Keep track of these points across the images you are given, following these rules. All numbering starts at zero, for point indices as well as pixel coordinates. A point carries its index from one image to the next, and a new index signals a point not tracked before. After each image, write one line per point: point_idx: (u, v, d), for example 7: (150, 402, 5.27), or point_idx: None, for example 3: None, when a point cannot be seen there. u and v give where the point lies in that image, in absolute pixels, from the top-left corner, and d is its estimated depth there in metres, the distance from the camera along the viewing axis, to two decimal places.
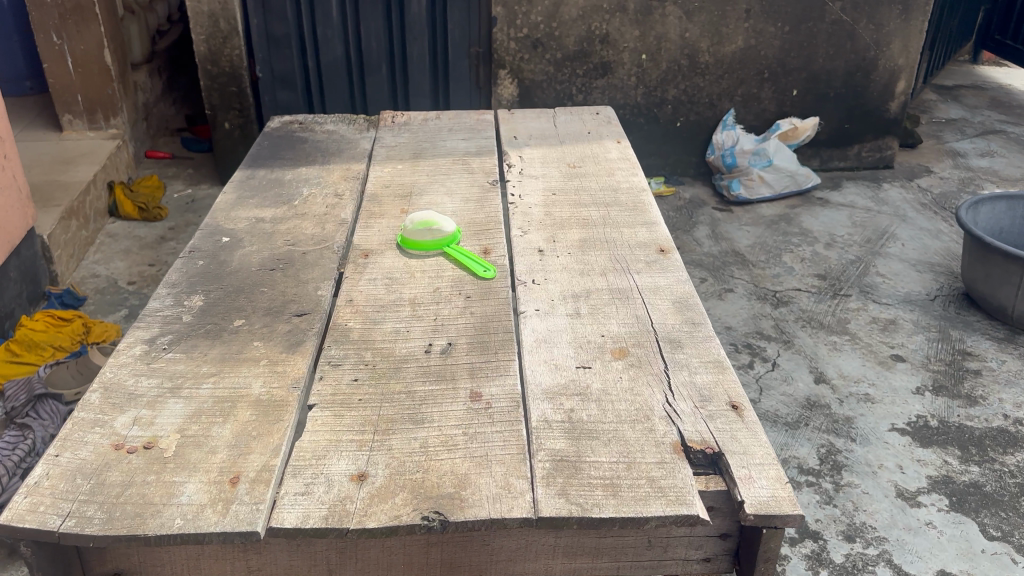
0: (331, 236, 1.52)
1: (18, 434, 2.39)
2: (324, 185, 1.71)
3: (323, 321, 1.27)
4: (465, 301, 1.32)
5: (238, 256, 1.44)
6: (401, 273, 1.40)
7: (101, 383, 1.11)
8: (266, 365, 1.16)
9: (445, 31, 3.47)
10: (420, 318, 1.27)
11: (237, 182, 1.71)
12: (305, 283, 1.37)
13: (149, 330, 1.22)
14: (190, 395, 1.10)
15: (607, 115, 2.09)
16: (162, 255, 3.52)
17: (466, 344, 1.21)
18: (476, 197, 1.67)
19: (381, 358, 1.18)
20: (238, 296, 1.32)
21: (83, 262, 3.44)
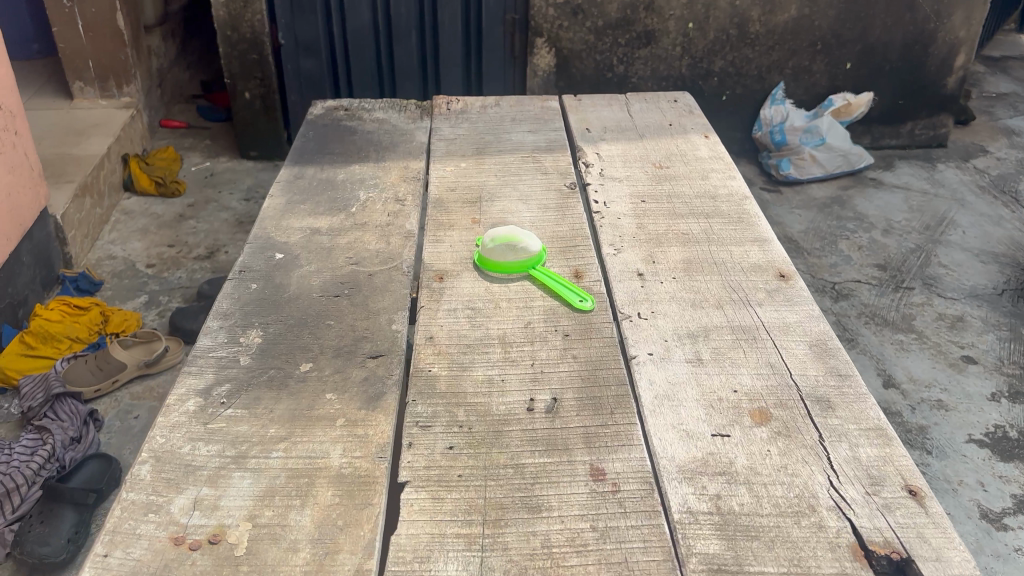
0: (398, 253, 1.33)
1: (35, 438, 2.23)
2: (382, 188, 1.52)
3: (402, 365, 1.09)
4: (563, 341, 1.13)
5: (296, 277, 1.26)
6: (484, 301, 1.22)
7: (152, 452, 0.94)
8: (343, 427, 0.98)
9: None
10: (515, 364, 1.09)
11: (284, 183, 1.53)
12: (376, 314, 1.18)
13: (202, 378, 1.05)
14: (259, 468, 0.92)
15: (686, 103, 1.91)
16: (182, 234, 3.33)
17: (574, 401, 1.02)
18: (556, 204, 1.48)
19: (476, 417, 1.00)
20: (301, 332, 1.14)
21: (99, 241, 3.26)
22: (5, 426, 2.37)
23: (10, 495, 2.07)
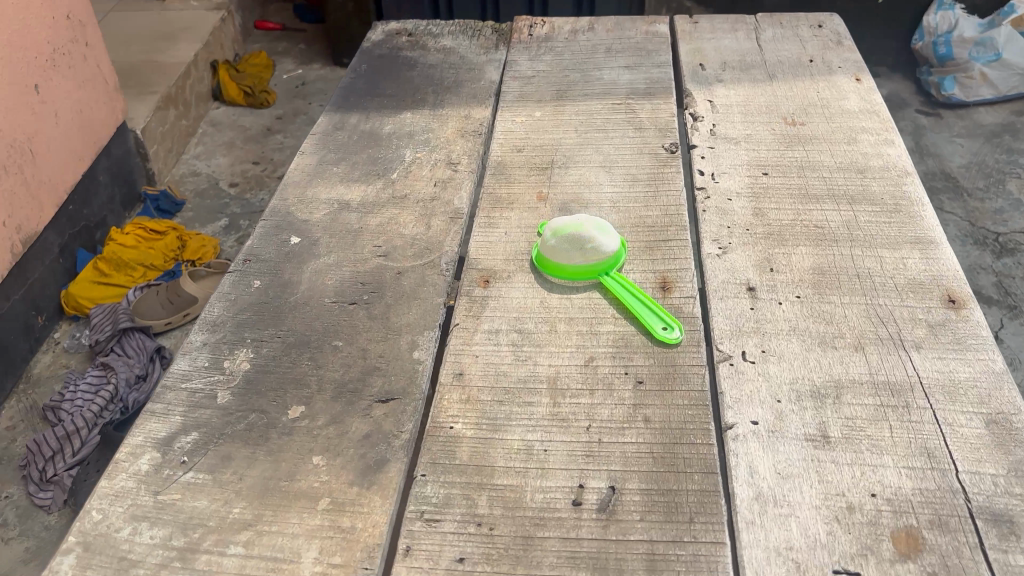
0: (439, 242, 1.05)
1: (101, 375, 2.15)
2: (433, 146, 1.25)
3: (418, 417, 0.83)
4: (635, 394, 0.84)
5: (309, 272, 1.01)
6: (537, 322, 0.93)
7: (81, 536, 0.72)
8: (325, 515, 0.74)
9: None
10: (565, 426, 0.81)
11: (319, 137, 1.28)
12: (397, 334, 0.92)
13: (166, 423, 0.82)
14: (209, 571, 0.70)
15: (833, 29, 1.51)
16: (267, 150, 3.16)
17: (640, 498, 0.74)
18: (648, 176, 1.16)
19: (501, 511, 0.74)
20: (300, 356, 0.90)
21: (184, 156, 3.12)
22: (75, 357, 2.30)
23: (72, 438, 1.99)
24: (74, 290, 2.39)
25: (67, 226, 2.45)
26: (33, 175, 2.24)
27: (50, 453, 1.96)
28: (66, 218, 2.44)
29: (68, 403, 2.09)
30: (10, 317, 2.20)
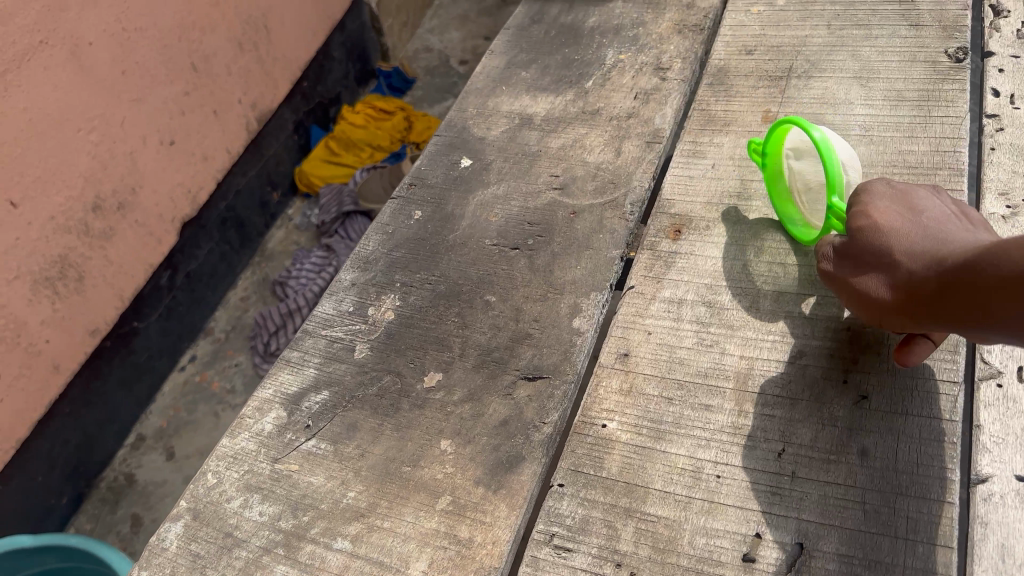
0: (629, 173, 0.87)
1: (323, 256, 2.26)
2: (641, 45, 1.04)
3: (565, 407, 0.69)
4: (852, 414, 0.63)
5: (474, 205, 0.88)
6: (735, 294, 0.73)
7: (194, 501, 0.67)
8: (442, 519, 0.63)
9: None
10: (749, 448, 0.63)
11: (514, 32, 1.11)
12: (558, 294, 0.77)
13: (299, 374, 0.75)
14: (311, 566, 0.62)
15: None
16: (500, 24, 3.01)
17: (836, 568, 0.56)
18: (917, 93, 0.88)
19: (649, 554, 0.59)
20: (449, 308, 0.78)
21: (419, 29, 3.06)
22: (304, 235, 2.42)
23: (294, 315, 2.12)
24: (307, 169, 2.48)
25: (301, 103, 2.50)
26: (268, 52, 2.28)
27: (274, 327, 2.11)
28: (301, 95, 2.49)
29: (294, 280, 2.21)
30: (246, 192, 2.32)
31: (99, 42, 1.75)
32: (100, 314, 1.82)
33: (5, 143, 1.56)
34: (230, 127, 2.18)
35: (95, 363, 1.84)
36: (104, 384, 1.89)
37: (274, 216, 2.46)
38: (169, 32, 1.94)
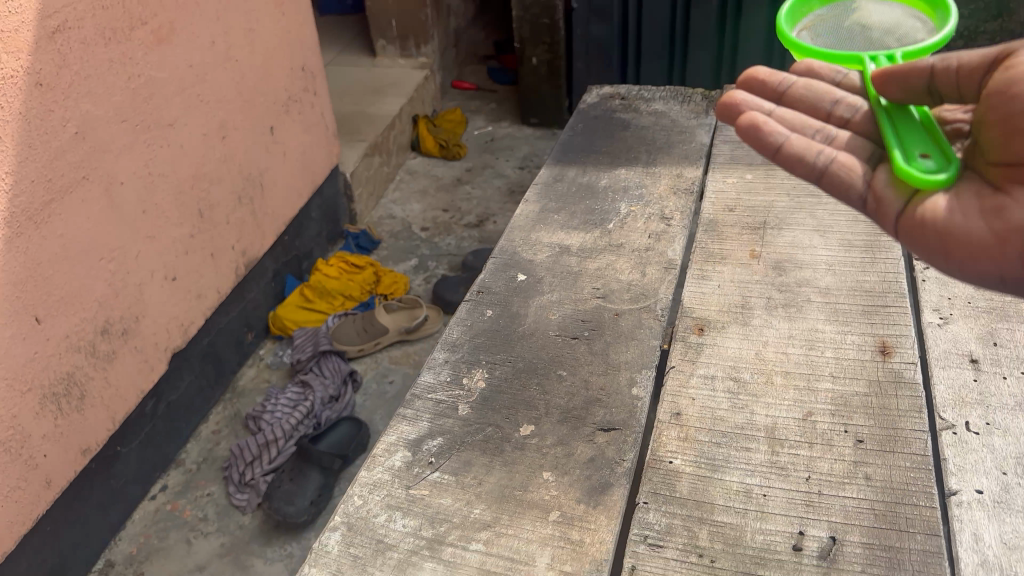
0: (655, 289, 1.11)
1: (299, 392, 2.37)
2: (647, 200, 1.32)
3: (637, 449, 0.88)
4: (856, 451, 0.85)
5: (534, 308, 1.10)
6: (753, 373, 0.97)
7: (344, 518, 0.82)
8: (555, 527, 0.80)
9: None
10: (783, 475, 0.84)
11: (541, 186, 1.38)
12: (616, 369, 0.98)
13: (415, 425, 0.92)
14: (454, 562, 0.77)
15: None
16: (456, 200, 3.32)
17: (862, 551, 0.76)
18: (863, 242, 1.17)
19: (722, 546, 0.77)
20: (528, 380, 0.98)
21: (382, 200, 3.34)
22: (276, 373, 2.55)
23: (270, 446, 2.18)
24: (281, 312, 2.64)
25: (281, 253, 2.70)
26: (261, 206, 2.53)
27: (251, 458, 2.16)
28: (281, 247, 2.70)
29: (269, 413, 2.30)
30: (226, 330, 2.45)
31: (130, 181, 1.95)
32: (93, 433, 1.88)
33: (39, 263, 1.70)
34: (223, 269, 2.36)
35: (80, 483, 1.88)
36: (83, 506, 1.90)
37: (246, 355, 2.58)
38: (186, 179, 2.17)
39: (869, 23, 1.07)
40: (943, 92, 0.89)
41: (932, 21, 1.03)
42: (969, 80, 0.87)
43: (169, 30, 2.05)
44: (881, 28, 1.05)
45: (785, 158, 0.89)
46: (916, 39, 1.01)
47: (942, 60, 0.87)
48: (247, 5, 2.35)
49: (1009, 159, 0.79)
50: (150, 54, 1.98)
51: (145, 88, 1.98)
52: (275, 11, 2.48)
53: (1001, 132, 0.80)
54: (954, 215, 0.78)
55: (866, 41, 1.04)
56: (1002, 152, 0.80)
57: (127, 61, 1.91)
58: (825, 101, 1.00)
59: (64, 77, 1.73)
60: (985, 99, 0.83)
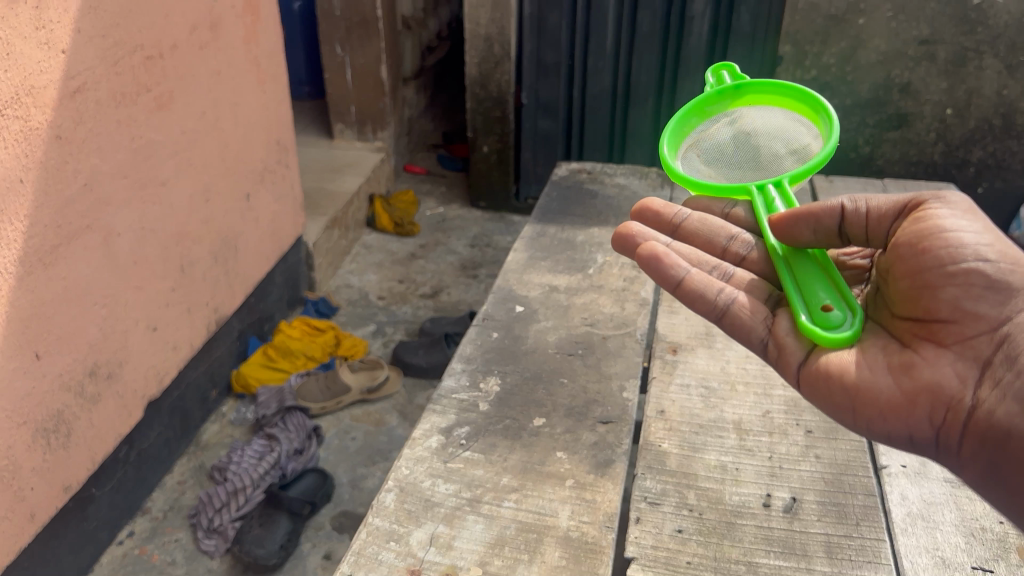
0: (633, 320, 1.33)
1: (265, 444, 2.40)
2: (619, 253, 1.54)
3: (631, 436, 1.07)
4: (806, 437, 1.06)
5: (534, 331, 1.29)
6: (720, 382, 1.17)
7: (396, 482, 0.97)
8: (573, 489, 0.97)
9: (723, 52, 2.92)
10: (751, 454, 1.03)
11: (527, 239, 1.59)
12: (608, 378, 1.18)
13: (445, 417, 1.08)
14: (491, 515, 0.93)
15: None
16: (412, 273, 3.48)
17: (817, 506, 0.95)
18: None
19: (707, 504, 0.95)
20: (535, 385, 1.16)
21: (340, 271, 3.44)
22: (238, 429, 2.56)
23: (237, 494, 2.22)
24: (244, 371, 2.65)
25: (246, 314, 2.75)
26: (233, 267, 2.59)
27: (219, 504, 2.20)
28: (247, 308, 2.75)
29: (235, 464, 2.33)
30: (194, 385, 2.49)
31: (125, 234, 2.01)
32: (75, 471, 1.93)
33: (45, 303, 1.75)
34: (197, 324, 2.41)
35: (58, 522, 1.91)
36: (58, 547, 1.93)
37: (210, 411, 2.59)
38: (171, 237, 2.22)
39: (751, 135, 1.23)
40: (848, 232, 1.05)
41: (811, 130, 1.19)
42: (874, 223, 1.04)
43: (169, 96, 2.14)
44: (765, 137, 1.22)
45: (687, 294, 1.08)
46: (801, 156, 1.16)
47: (850, 203, 1.04)
48: (236, 79, 2.47)
49: (917, 312, 0.97)
50: (152, 117, 2.06)
51: (146, 148, 2.05)
52: (259, 86, 2.62)
53: (908, 288, 0.98)
54: (871, 374, 0.95)
55: (755, 161, 1.20)
56: (912, 307, 0.97)
57: (131, 122, 1.98)
58: (724, 201, 1.28)
59: (79, 133, 1.80)
60: (899, 250, 0.98)
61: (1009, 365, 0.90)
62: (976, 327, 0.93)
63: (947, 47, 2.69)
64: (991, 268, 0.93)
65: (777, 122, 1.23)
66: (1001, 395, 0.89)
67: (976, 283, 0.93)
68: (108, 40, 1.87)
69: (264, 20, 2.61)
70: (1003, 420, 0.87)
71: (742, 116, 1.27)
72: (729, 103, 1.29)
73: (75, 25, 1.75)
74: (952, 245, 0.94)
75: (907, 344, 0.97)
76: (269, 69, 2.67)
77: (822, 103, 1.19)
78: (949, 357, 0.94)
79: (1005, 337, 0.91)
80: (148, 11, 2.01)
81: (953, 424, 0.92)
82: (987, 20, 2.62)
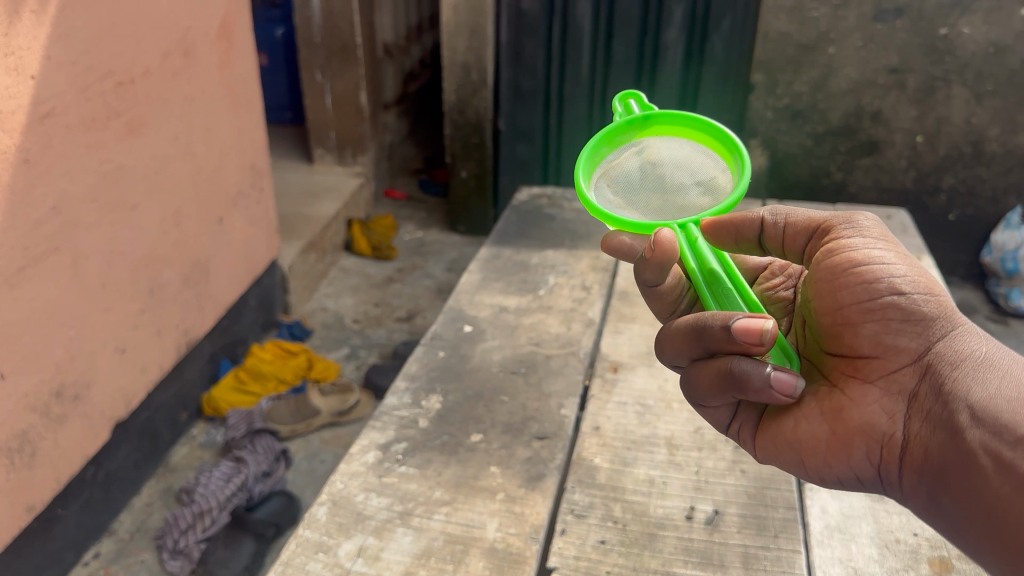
0: (577, 339, 1.36)
1: (232, 466, 2.37)
2: (571, 275, 1.57)
3: (566, 451, 1.10)
4: (734, 453, 1.09)
5: (480, 350, 1.32)
6: (656, 400, 1.20)
7: (330, 495, 1.00)
8: (503, 503, 1.00)
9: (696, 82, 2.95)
10: (679, 468, 1.07)
11: (482, 261, 1.63)
12: (548, 396, 1.21)
13: (384, 433, 1.11)
14: (421, 528, 0.96)
15: (900, 220, 1.91)
16: (388, 296, 3.50)
17: (738, 519, 0.98)
18: None
19: (632, 516, 0.98)
20: (477, 403, 1.19)
21: (315, 294, 3.45)
22: (208, 451, 2.57)
23: (203, 516, 2.20)
24: (215, 394, 2.66)
25: (218, 337, 2.76)
26: (203, 289, 2.61)
27: (185, 526, 2.18)
28: (219, 330, 2.76)
29: (201, 485, 2.30)
30: (163, 408, 2.49)
31: (93, 257, 2.03)
32: (39, 490, 1.92)
33: (8, 325, 1.75)
34: (167, 346, 2.43)
35: (22, 542, 1.90)
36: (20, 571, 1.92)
37: (179, 433, 2.60)
38: (139, 259, 2.24)
39: (657, 166, 1.05)
40: (767, 241, 1.00)
41: (723, 165, 1.03)
42: (792, 240, 0.99)
43: (140, 121, 2.16)
44: (671, 169, 1.04)
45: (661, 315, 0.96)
46: (713, 196, 1.00)
47: (769, 216, 1.00)
48: (209, 104, 2.51)
49: (840, 350, 0.91)
50: (122, 142, 2.09)
51: (116, 172, 2.07)
52: (232, 110, 2.65)
53: (832, 324, 0.91)
54: (806, 423, 0.91)
55: (663, 197, 1.02)
56: (836, 343, 0.91)
57: (101, 146, 2.01)
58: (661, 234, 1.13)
59: (49, 157, 1.82)
60: (817, 280, 0.92)
61: (936, 395, 0.84)
62: (899, 360, 0.87)
63: (916, 76, 2.72)
64: (908, 296, 0.87)
65: (685, 154, 1.05)
66: (932, 428, 0.84)
67: (893, 315, 0.87)
68: (78, 67, 1.89)
69: (238, 45, 2.66)
70: (936, 456, 0.82)
71: (650, 144, 1.08)
72: (635, 128, 1.08)
73: (45, 52, 1.77)
74: (866, 278, 0.88)
75: (833, 382, 0.92)
76: (244, 94, 2.72)
77: (735, 140, 1.02)
78: (877, 394, 0.88)
79: (929, 365, 0.85)
80: (119, 38, 2.04)
81: (889, 461, 0.87)
82: (955, 51, 2.66)
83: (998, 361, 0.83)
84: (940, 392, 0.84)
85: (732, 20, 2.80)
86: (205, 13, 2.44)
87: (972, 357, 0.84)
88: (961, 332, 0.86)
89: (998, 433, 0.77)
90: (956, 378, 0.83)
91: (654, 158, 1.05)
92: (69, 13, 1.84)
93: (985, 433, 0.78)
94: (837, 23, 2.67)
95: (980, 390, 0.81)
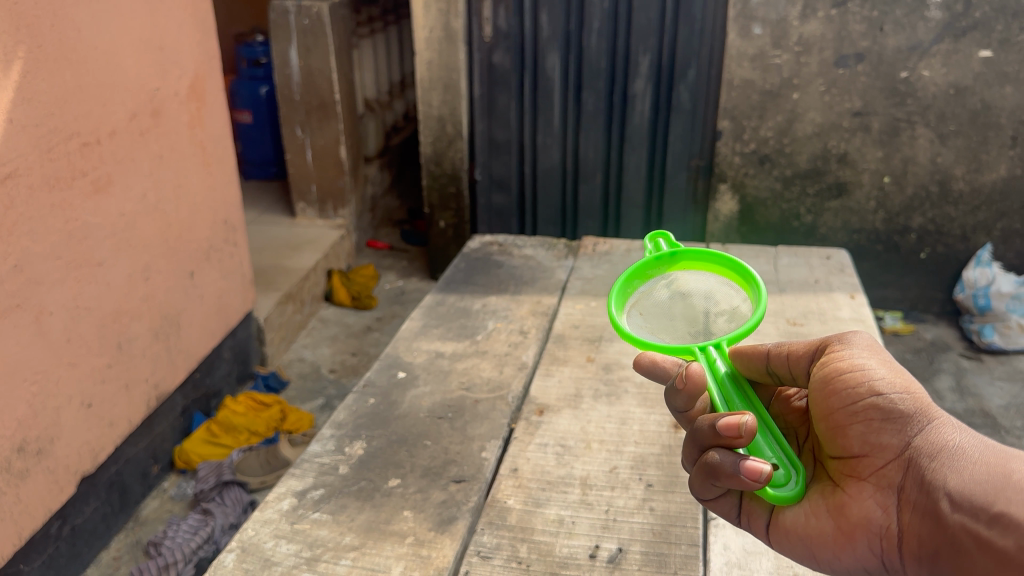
0: (508, 383, 1.39)
1: (200, 519, 2.26)
2: (511, 320, 1.61)
3: (481, 494, 1.12)
4: (645, 491, 1.12)
5: (410, 397, 1.35)
6: (576, 441, 1.22)
7: (239, 543, 1.03)
8: (411, 547, 1.02)
9: (665, 134, 2.92)
10: (590, 508, 1.08)
11: (424, 309, 1.67)
12: (470, 440, 1.23)
13: (302, 480, 1.14)
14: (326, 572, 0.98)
15: (838, 260, 1.96)
16: (366, 345, 3.34)
17: (643, 557, 1.01)
18: None
19: (537, 556, 1.00)
20: (400, 448, 1.21)
21: (293, 345, 3.31)
22: (179, 504, 2.40)
23: (167, 569, 2.09)
24: (186, 446, 2.50)
25: (191, 389, 2.59)
26: (176, 344, 2.45)
27: None
28: (192, 382, 2.59)
29: (168, 539, 2.18)
30: (134, 461, 2.32)
31: (59, 313, 1.90)
32: None
33: None
34: (135, 401, 2.25)
35: None
36: None
37: (149, 487, 2.42)
38: (107, 315, 2.10)
39: (687, 298, 1.06)
40: (776, 371, 0.99)
41: (745, 291, 1.03)
42: (797, 366, 0.97)
43: (107, 180, 2.07)
44: (698, 301, 1.05)
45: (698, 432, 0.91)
46: (738, 321, 1.01)
47: (772, 347, 0.99)
48: (180, 162, 2.40)
49: (836, 450, 0.91)
50: (89, 201, 1.99)
51: (80, 231, 1.96)
52: (205, 169, 2.55)
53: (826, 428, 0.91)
54: (812, 518, 0.90)
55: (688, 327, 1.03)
56: (831, 444, 0.91)
57: (66, 207, 1.91)
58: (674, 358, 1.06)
59: (10, 217, 1.73)
60: (811, 396, 0.93)
61: (919, 486, 0.83)
62: (884, 457, 0.86)
63: (880, 117, 2.77)
64: (887, 396, 0.87)
65: (710, 284, 1.06)
66: (921, 519, 0.82)
67: (875, 415, 0.87)
68: (42, 129, 1.81)
69: (209, 105, 2.55)
70: (928, 546, 0.80)
71: (678, 276, 1.09)
72: (664, 262, 1.10)
73: (6, 115, 1.70)
74: (851, 382, 0.88)
75: (835, 480, 0.91)
76: (216, 152, 2.61)
77: (750, 270, 1.03)
78: (870, 490, 0.87)
79: (912, 459, 0.84)
80: (85, 100, 1.96)
81: (891, 552, 0.85)
82: (916, 92, 2.72)
83: (974, 448, 0.81)
84: (922, 483, 0.82)
85: (698, 68, 2.79)
86: (175, 72, 2.35)
87: (949, 446, 0.82)
88: (939, 424, 0.84)
89: (975, 514, 0.75)
90: (933, 469, 0.81)
91: (676, 292, 1.07)
92: (33, 75, 1.78)
93: (965, 516, 0.76)
94: (799, 69, 2.73)
95: (957, 478, 0.79)
